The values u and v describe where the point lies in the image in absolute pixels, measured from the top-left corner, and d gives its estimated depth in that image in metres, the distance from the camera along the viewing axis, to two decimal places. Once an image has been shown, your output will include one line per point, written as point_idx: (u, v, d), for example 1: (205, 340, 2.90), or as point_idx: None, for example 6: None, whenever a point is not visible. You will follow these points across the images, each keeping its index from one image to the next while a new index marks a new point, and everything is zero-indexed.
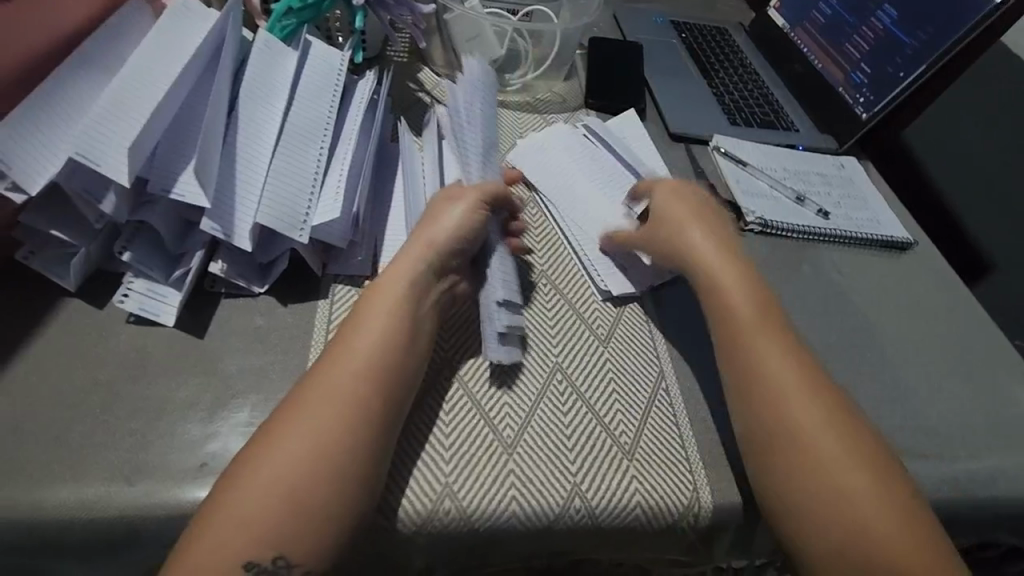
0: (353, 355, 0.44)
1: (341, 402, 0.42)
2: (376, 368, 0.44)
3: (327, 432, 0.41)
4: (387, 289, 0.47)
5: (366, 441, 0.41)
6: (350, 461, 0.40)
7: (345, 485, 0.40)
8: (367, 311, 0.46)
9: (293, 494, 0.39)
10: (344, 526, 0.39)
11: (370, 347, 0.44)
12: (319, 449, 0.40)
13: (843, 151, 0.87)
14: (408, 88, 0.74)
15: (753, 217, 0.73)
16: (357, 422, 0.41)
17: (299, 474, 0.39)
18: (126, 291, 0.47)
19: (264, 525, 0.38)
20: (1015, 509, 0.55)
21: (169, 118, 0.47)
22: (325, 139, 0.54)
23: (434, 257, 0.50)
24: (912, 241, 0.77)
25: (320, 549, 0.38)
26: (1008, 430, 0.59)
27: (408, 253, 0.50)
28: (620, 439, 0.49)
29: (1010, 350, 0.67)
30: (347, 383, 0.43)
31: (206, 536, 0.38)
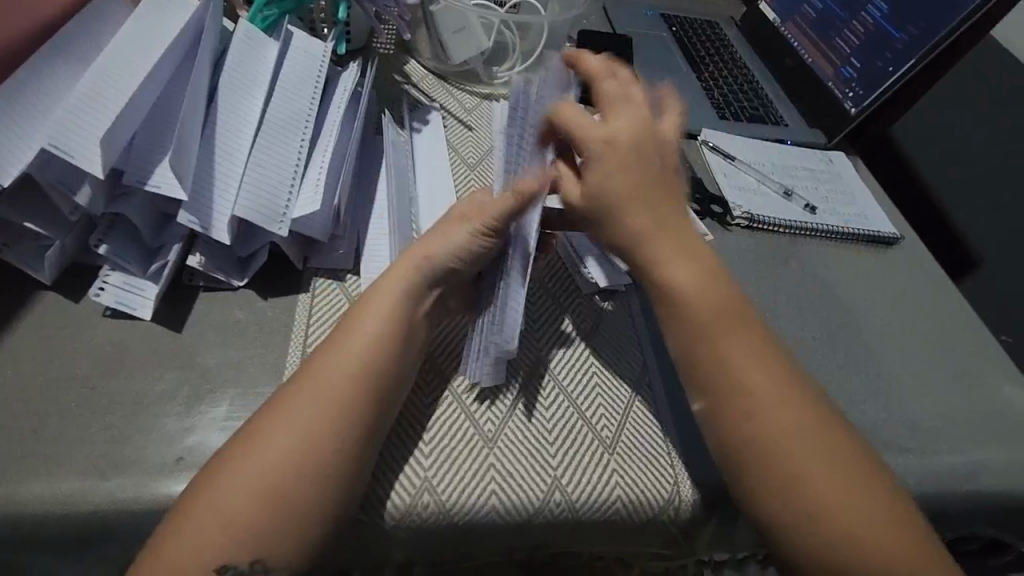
0: (334, 350, 0.44)
1: (321, 397, 0.42)
2: (357, 363, 0.43)
3: (306, 427, 0.40)
4: (383, 295, 0.46)
5: (345, 435, 0.41)
6: (328, 455, 0.40)
7: (324, 480, 0.39)
8: (362, 319, 0.45)
9: (271, 489, 0.39)
10: (323, 520, 0.39)
11: (354, 344, 0.44)
12: (296, 443, 0.40)
13: (831, 146, 0.87)
14: (393, 80, 0.74)
15: (740, 211, 0.73)
16: (336, 417, 0.41)
17: (277, 470, 0.39)
18: (102, 285, 0.47)
19: (241, 521, 0.38)
20: (995, 502, 0.56)
21: (146, 108, 0.47)
22: (307, 131, 0.54)
23: (424, 272, 0.47)
24: (898, 236, 0.77)
25: (298, 543, 0.38)
26: (989, 424, 0.59)
27: (401, 263, 0.48)
28: (601, 433, 0.49)
29: (993, 344, 0.67)
30: (326, 377, 0.42)
31: (183, 532, 0.37)
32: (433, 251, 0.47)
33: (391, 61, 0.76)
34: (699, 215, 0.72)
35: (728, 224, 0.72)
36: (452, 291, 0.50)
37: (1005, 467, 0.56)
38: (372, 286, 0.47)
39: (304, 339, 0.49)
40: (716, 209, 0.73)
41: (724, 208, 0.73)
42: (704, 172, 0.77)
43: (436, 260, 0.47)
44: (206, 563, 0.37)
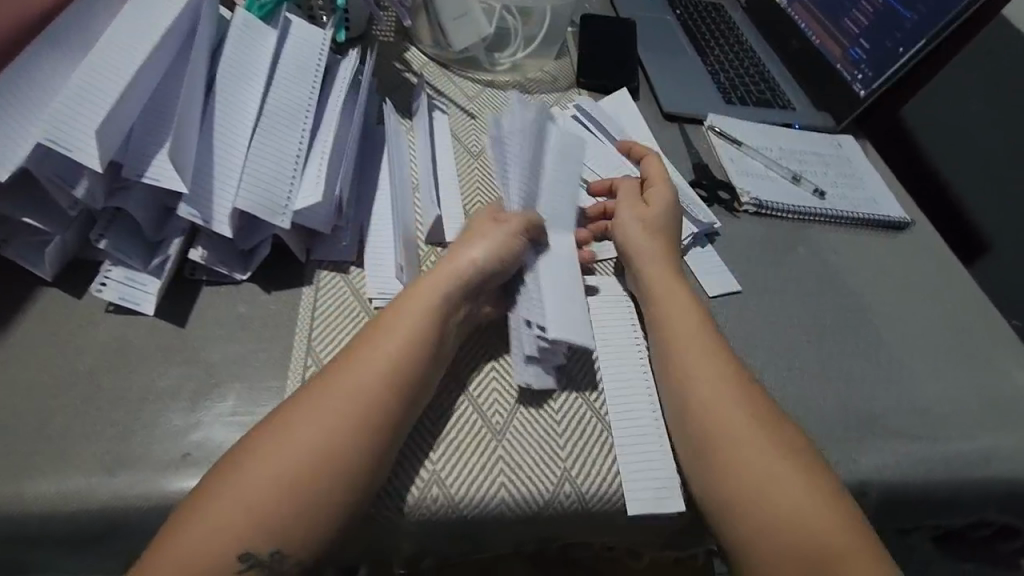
0: (368, 358, 0.43)
1: (349, 400, 0.41)
2: (395, 370, 0.43)
3: (337, 426, 0.40)
4: (419, 302, 0.46)
5: (370, 444, 0.40)
6: (354, 458, 0.40)
7: (348, 480, 0.39)
8: (394, 316, 0.46)
9: (292, 490, 0.38)
10: (340, 517, 0.39)
11: (398, 352, 0.44)
12: (323, 447, 0.39)
13: (840, 129, 0.86)
14: (393, 69, 0.73)
15: (747, 198, 0.71)
16: (367, 421, 0.41)
17: (297, 468, 0.38)
18: (104, 280, 0.46)
19: (262, 518, 0.37)
20: (1009, 489, 0.55)
21: (142, 98, 0.46)
22: (308, 120, 0.53)
23: (466, 277, 0.48)
24: (908, 221, 0.76)
25: (316, 540, 0.38)
26: (1000, 409, 0.59)
27: (436, 272, 0.48)
28: (620, 429, 0.49)
29: (1006, 329, 0.66)
30: (362, 384, 0.42)
31: (197, 528, 0.37)
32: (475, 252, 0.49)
33: (391, 49, 0.75)
34: (706, 202, 0.71)
35: (735, 210, 0.72)
36: (488, 298, 0.51)
37: (1018, 452, 0.55)
38: (409, 291, 0.47)
39: (308, 332, 0.48)
40: (723, 195, 0.73)
41: (731, 195, 0.72)
42: (710, 158, 0.76)
43: (474, 262, 0.49)
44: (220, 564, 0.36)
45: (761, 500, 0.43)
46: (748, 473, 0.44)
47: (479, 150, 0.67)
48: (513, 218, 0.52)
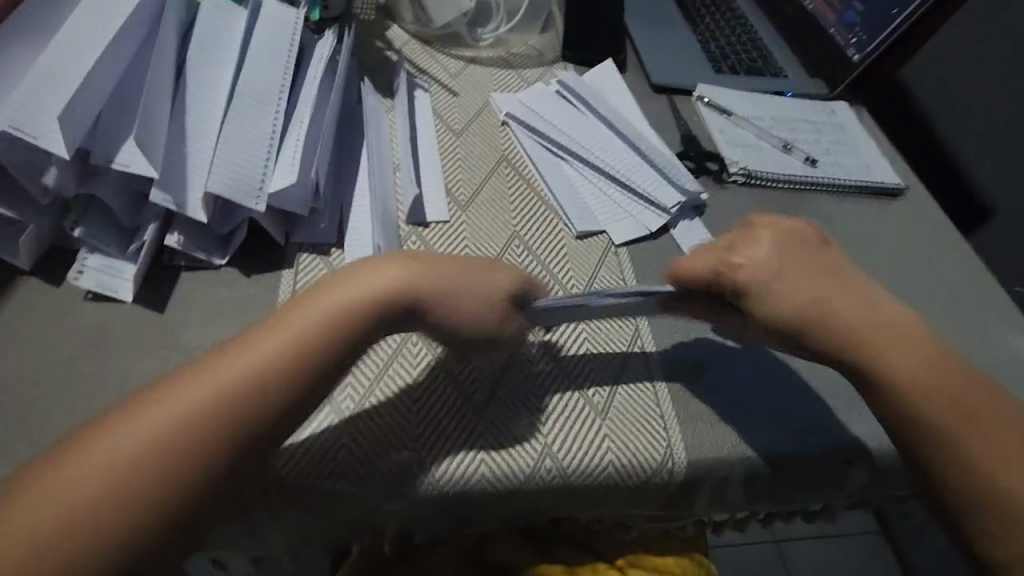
0: (273, 356, 0.38)
1: (225, 392, 0.36)
2: (284, 373, 0.37)
3: (237, 392, 0.36)
4: (346, 304, 0.40)
5: (225, 446, 0.35)
6: (207, 446, 0.35)
7: (191, 478, 0.34)
8: (324, 291, 0.40)
9: (134, 474, 0.33)
10: (227, 484, 0.35)
11: (325, 330, 0.39)
12: (182, 432, 0.34)
13: (834, 95, 0.84)
14: (374, 47, 0.72)
15: (737, 167, 0.70)
16: (242, 422, 0.36)
17: (190, 428, 0.35)
18: (81, 268, 0.47)
19: (136, 485, 0.33)
20: None
21: (110, 83, 0.45)
22: (281, 100, 0.52)
23: (407, 292, 0.42)
24: (903, 187, 0.74)
25: (189, 507, 0.34)
26: (996, 374, 0.58)
27: (373, 270, 0.42)
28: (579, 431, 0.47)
29: (1004, 295, 0.65)
30: (247, 378, 0.37)
31: (63, 483, 0.32)
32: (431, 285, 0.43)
33: (371, 27, 0.74)
34: (695, 174, 0.70)
35: (725, 180, 0.70)
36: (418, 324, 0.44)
37: None
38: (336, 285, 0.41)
39: None
40: (712, 165, 0.71)
41: (720, 165, 0.71)
42: (699, 128, 0.75)
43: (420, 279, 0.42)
44: (85, 527, 0.32)
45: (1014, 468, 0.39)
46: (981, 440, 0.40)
47: (461, 127, 0.67)
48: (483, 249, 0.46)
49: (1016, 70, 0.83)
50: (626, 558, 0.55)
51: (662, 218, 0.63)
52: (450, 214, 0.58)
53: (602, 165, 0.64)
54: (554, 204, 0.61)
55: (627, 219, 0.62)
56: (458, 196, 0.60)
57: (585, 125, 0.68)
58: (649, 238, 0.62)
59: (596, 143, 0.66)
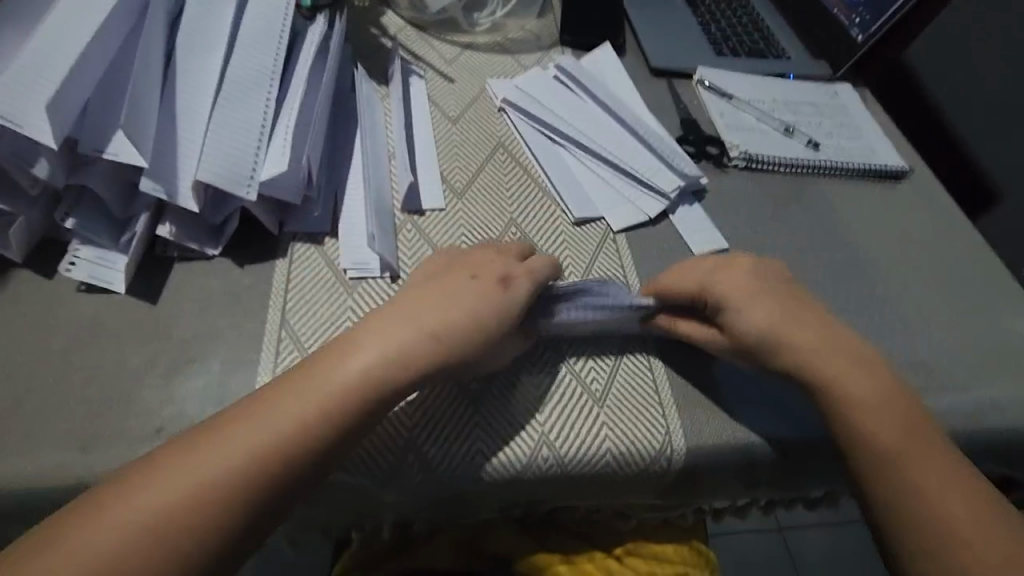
0: (287, 414, 0.39)
1: (244, 454, 0.37)
2: (300, 434, 0.38)
3: (280, 436, 0.38)
4: (358, 360, 0.41)
5: (242, 508, 0.36)
6: (224, 507, 0.36)
7: (210, 539, 0.35)
8: (362, 339, 0.41)
9: (157, 535, 0.35)
10: (250, 525, 0.37)
11: (363, 377, 0.40)
12: (199, 492, 0.36)
13: (838, 77, 0.82)
14: (369, 33, 0.71)
15: (737, 151, 0.69)
16: (259, 485, 0.37)
17: (231, 469, 0.37)
18: (73, 260, 0.46)
19: (154, 547, 0.34)
20: (1008, 440, 0.53)
21: (97, 71, 0.45)
22: (272, 87, 0.51)
23: (423, 344, 0.42)
24: (908, 169, 0.73)
25: (232, 545, 0.36)
26: (1000, 359, 0.57)
27: (385, 322, 0.42)
28: (584, 428, 0.46)
29: (1009, 278, 0.64)
30: (264, 438, 0.38)
31: (95, 526, 0.34)
32: (442, 329, 0.42)
33: (366, 14, 0.73)
34: (694, 159, 0.69)
35: (724, 165, 0.69)
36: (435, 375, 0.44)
37: (1017, 403, 0.54)
38: (351, 339, 0.42)
39: (281, 303, 0.48)
40: (712, 150, 0.70)
41: (720, 149, 0.70)
42: (699, 112, 0.74)
43: (438, 330, 0.42)
44: (127, 562, 0.34)
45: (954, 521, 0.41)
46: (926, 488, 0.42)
47: (457, 114, 0.66)
48: (521, 287, 0.46)
49: (1017, 70, 0.83)
50: (624, 547, 0.55)
51: (662, 204, 0.62)
52: (445, 202, 0.58)
53: (600, 151, 0.64)
54: (551, 191, 0.61)
55: (628, 205, 0.61)
56: (454, 183, 0.59)
57: (584, 112, 0.67)
58: (648, 223, 0.61)
59: (594, 129, 0.65)
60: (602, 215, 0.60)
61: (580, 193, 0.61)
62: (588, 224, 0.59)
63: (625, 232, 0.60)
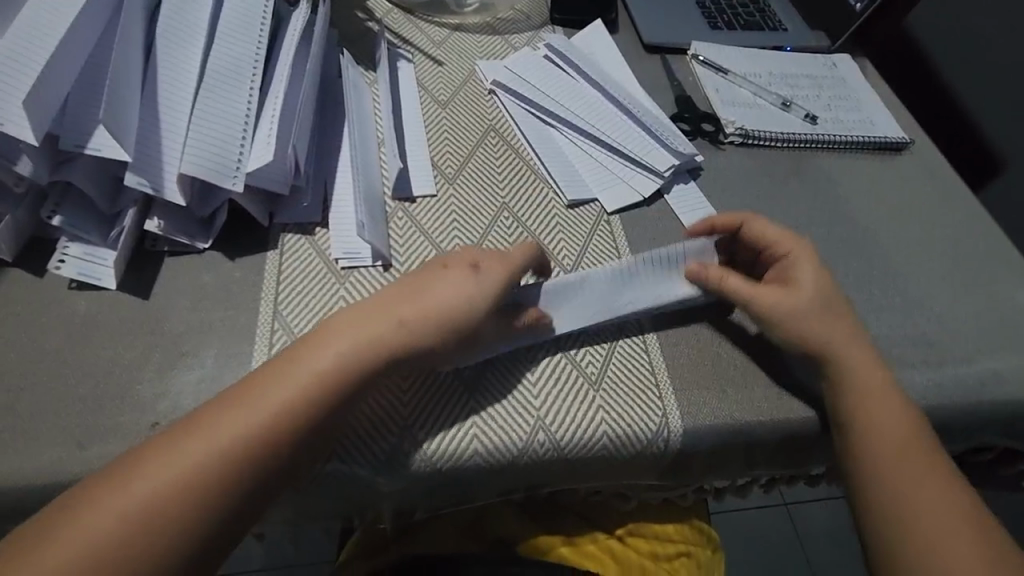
0: (265, 403, 0.39)
1: (223, 445, 0.37)
2: (279, 425, 0.38)
3: (257, 427, 0.38)
4: (337, 353, 0.41)
5: (224, 498, 0.37)
6: (204, 497, 0.36)
7: (194, 530, 0.36)
8: (341, 330, 0.42)
9: (143, 525, 0.35)
10: (231, 514, 0.37)
11: (341, 366, 0.40)
12: (181, 481, 0.36)
13: (836, 48, 0.80)
14: (355, 17, 0.69)
15: (733, 127, 0.68)
16: (239, 475, 0.37)
17: (213, 461, 0.37)
18: (62, 257, 0.46)
19: (141, 538, 0.35)
20: (1011, 413, 0.53)
21: (74, 66, 0.44)
22: (255, 76, 0.50)
23: (399, 338, 0.42)
24: (908, 140, 0.71)
25: (216, 536, 0.37)
26: (1002, 332, 0.56)
27: (363, 315, 0.43)
28: (575, 409, 0.46)
29: (1012, 249, 0.63)
30: (242, 428, 0.38)
31: (84, 520, 0.34)
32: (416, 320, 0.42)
33: None
34: (689, 137, 0.68)
35: (721, 141, 0.68)
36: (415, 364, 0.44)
37: (1019, 375, 0.53)
38: (329, 331, 0.42)
39: (274, 294, 0.48)
40: (708, 127, 0.69)
41: (716, 126, 0.68)
42: (694, 89, 0.72)
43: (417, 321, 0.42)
44: (115, 556, 0.34)
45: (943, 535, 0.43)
46: (920, 490, 0.44)
47: (447, 98, 0.65)
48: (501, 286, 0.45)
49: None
50: (626, 528, 0.55)
51: (657, 184, 0.61)
52: (436, 188, 0.57)
53: (592, 132, 0.63)
54: (544, 174, 0.60)
55: (622, 186, 0.61)
56: (445, 169, 0.59)
57: (577, 92, 0.66)
58: (643, 203, 0.60)
59: (586, 110, 0.64)
60: (597, 196, 0.59)
61: (574, 176, 0.60)
62: (580, 206, 0.59)
63: (620, 214, 0.59)
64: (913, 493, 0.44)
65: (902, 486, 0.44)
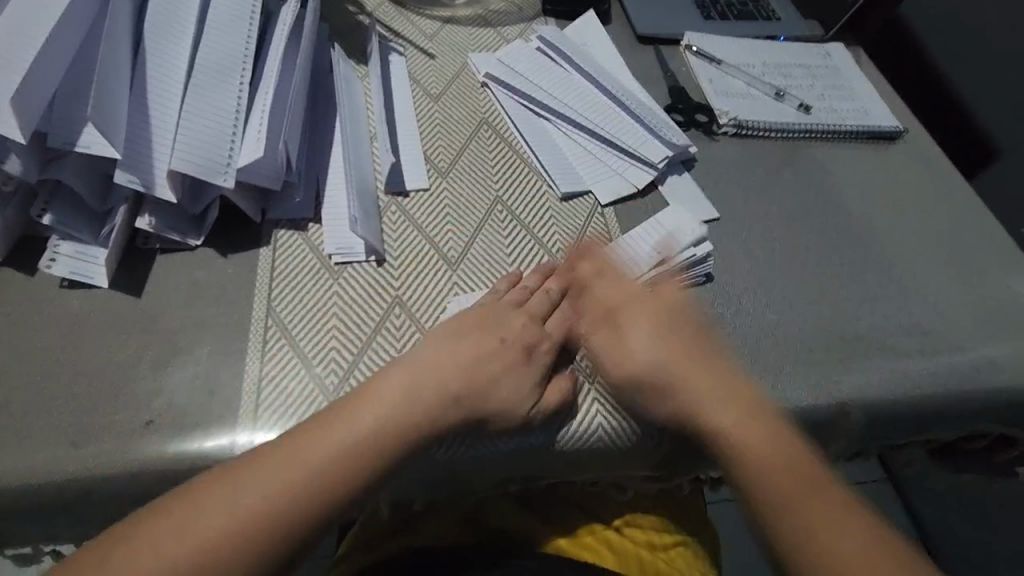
0: (310, 456, 0.39)
1: (267, 498, 0.37)
2: (325, 479, 0.38)
3: (316, 499, 0.38)
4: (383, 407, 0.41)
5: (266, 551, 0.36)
6: (245, 552, 0.36)
7: None
8: (386, 384, 0.42)
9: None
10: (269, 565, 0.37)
11: (387, 420, 0.41)
12: (222, 536, 0.36)
13: (830, 37, 0.80)
14: (346, 11, 0.69)
15: (726, 118, 0.67)
16: (283, 531, 0.37)
17: (257, 516, 0.37)
18: (53, 256, 0.46)
19: None
20: (1005, 401, 0.53)
21: (62, 63, 0.44)
22: (245, 71, 0.50)
23: (446, 394, 0.42)
24: (902, 129, 0.71)
25: None
26: (995, 320, 0.56)
27: (411, 369, 0.43)
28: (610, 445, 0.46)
29: (1005, 237, 0.63)
30: (288, 482, 0.38)
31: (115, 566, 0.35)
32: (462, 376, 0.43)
33: None
34: (682, 128, 0.67)
35: (714, 132, 0.68)
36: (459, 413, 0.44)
37: (1013, 363, 0.54)
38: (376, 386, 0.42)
39: (266, 289, 0.48)
40: (701, 118, 0.69)
41: (709, 117, 0.68)
42: (687, 79, 0.72)
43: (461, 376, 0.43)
44: None
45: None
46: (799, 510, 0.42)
47: (439, 92, 0.64)
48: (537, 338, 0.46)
49: None
50: (623, 519, 0.55)
51: (651, 176, 0.61)
52: (429, 182, 0.57)
53: (586, 124, 0.62)
54: (539, 167, 0.60)
55: (616, 178, 0.60)
56: (438, 162, 0.59)
57: (570, 84, 0.65)
58: (637, 195, 0.60)
59: (580, 103, 0.64)
60: (592, 187, 0.59)
61: (569, 168, 0.60)
62: (575, 199, 0.59)
63: (613, 206, 0.59)
64: (795, 516, 0.42)
65: (782, 511, 0.42)
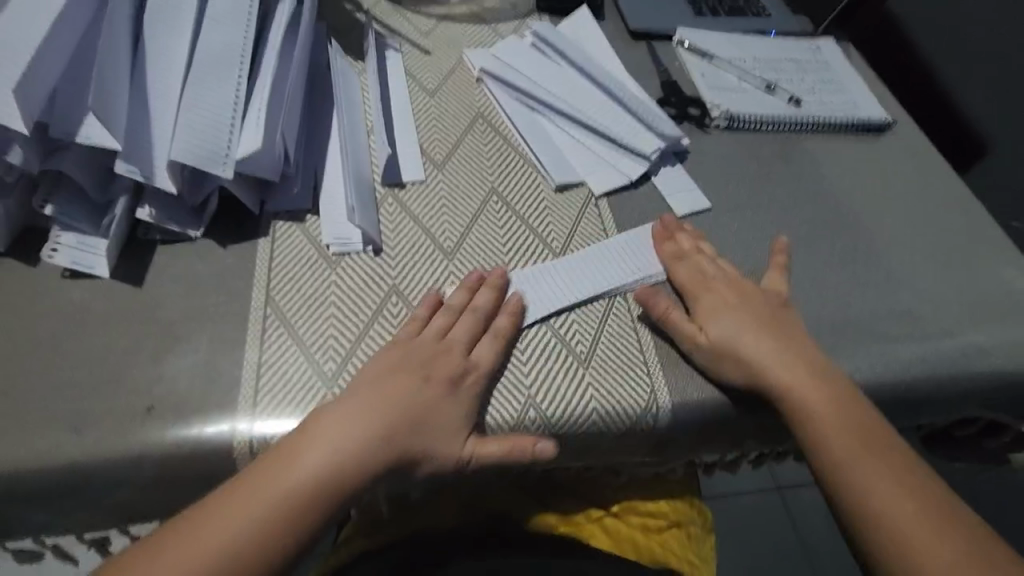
0: (253, 505, 0.39)
1: (215, 551, 0.38)
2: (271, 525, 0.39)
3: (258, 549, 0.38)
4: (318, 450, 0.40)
5: None
6: None
7: None
8: (320, 426, 0.41)
9: None
10: None
11: (323, 464, 0.40)
12: None
13: (819, 32, 0.81)
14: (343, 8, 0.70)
15: (718, 111, 0.68)
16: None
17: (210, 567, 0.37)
18: (55, 246, 0.46)
19: None
20: (993, 385, 0.54)
21: (62, 56, 0.45)
22: (243, 64, 0.50)
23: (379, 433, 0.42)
24: (891, 122, 0.72)
25: None
26: (983, 307, 0.57)
27: (342, 409, 0.42)
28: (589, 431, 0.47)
29: (994, 226, 0.64)
30: (234, 534, 0.38)
31: None
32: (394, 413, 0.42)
33: None
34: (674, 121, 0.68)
35: (706, 125, 0.69)
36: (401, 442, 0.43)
37: (1001, 348, 0.55)
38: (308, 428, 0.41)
39: (264, 280, 0.49)
40: (694, 111, 0.70)
41: (701, 110, 0.69)
42: (680, 74, 0.73)
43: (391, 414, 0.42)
44: None
45: (928, 543, 0.41)
46: (877, 480, 0.44)
47: (435, 87, 0.65)
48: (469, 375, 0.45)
49: None
50: (621, 504, 0.56)
51: (645, 168, 0.62)
52: (425, 174, 0.58)
53: (580, 117, 0.63)
54: (534, 159, 0.60)
55: (610, 170, 0.61)
56: (433, 155, 0.59)
57: (564, 78, 0.66)
58: (631, 186, 0.61)
59: (573, 96, 0.65)
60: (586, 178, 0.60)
61: (563, 161, 0.61)
62: (569, 190, 0.59)
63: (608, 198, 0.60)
64: (874, 486, 0.44)
65: (862, 481, 0.44)
